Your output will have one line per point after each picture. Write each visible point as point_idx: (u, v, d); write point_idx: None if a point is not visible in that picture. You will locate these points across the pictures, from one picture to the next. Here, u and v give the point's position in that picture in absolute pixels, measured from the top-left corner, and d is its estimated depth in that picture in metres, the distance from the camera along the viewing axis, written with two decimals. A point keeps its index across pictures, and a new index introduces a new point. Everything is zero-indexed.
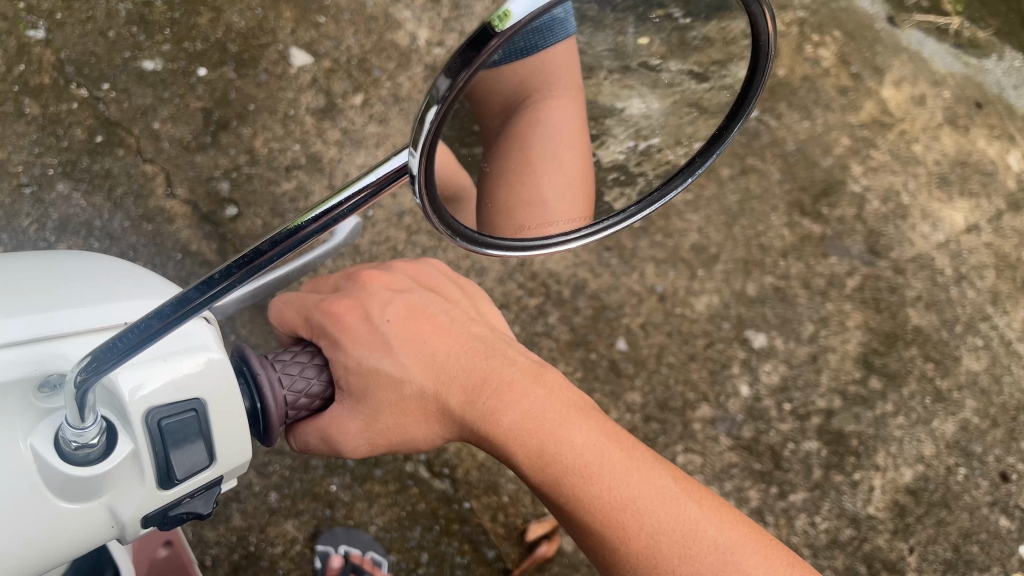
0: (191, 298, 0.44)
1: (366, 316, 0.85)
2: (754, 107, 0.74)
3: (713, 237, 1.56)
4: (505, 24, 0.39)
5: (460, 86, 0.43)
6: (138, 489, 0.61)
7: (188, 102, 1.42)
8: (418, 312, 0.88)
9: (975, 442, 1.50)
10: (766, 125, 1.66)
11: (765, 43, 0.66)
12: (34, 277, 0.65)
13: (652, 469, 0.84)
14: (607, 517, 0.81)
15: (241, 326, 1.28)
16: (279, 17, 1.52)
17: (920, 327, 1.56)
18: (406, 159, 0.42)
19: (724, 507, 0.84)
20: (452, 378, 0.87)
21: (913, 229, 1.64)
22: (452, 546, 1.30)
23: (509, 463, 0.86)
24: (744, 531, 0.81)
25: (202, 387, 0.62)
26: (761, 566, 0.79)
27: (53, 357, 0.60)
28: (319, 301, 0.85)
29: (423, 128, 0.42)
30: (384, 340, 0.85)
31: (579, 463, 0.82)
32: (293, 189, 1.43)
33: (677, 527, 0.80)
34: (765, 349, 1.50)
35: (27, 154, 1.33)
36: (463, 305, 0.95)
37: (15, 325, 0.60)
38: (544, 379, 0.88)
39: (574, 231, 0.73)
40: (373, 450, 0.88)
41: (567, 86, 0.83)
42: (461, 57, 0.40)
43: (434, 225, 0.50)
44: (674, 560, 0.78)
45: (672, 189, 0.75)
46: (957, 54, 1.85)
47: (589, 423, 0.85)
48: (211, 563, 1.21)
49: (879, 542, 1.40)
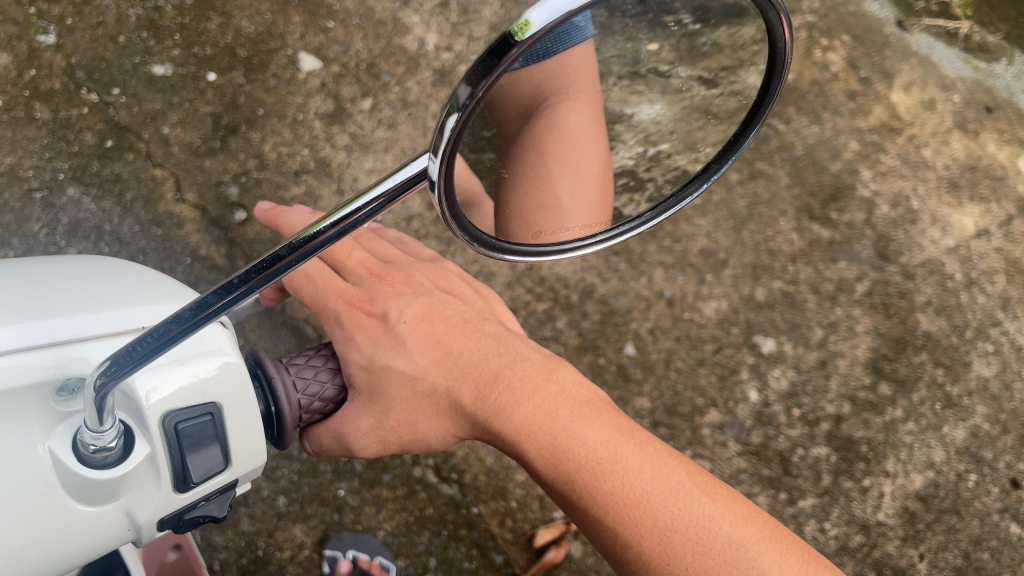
0: (210, 303, 0.44)
1: (383, 316, 0.88)
2: (769, 114, 0.72)
3: (722, 241, 1.56)
4: (526, 33, 0.38)
5: (481, 94, 0.42)
6: (154, 492, 0.61)
7: (198, 106, 1.42)
8: (433, 312, 0.91)
9: (985, 448, 1.49)
10: (775, 129, 1.66)
11: (781, 51, 0.65)
12: (44, 281, 0.64)
13: (665, 465, 0.83)
14: (620, 514, 0.79)
15: (249, 331, 1.29)
16: (288, 22, 1.53)
17: (930, 332, 1.56)
18: (426, 164, 0.42)
19: (741, 504, 0.81)
20: (464, 374, 0.87)
21: (923, 234, 1.63)
22: (459, 551, 1.30)
23: (522, 460, 0.86)
24: (762, 528, 0.79)
25: (218, 391, 0.62)
26: (779, 565, 0.76)
27: (70, 361, 0.59)
28: (340, 293, 0.88)
29: (444, 135, 0.42)
30: (399, 338, 0.87)
31: (591, 458, 0.82)
32: (302, 193, 1.44)
33: (689, 523, 0.78)
34: (774, 354, 1.49)
35: (37, 158, 1.33)
36: (479, 308, 0.96)
37: (32, 328, 0.59)
38: (557, 374, 0.88)
39: (589, 236, 0.72)
40: (387, 449, 0.89)
41: (582, 92, 0.83)
42: (482, 65, 0.40)
43: (453, 231, 0.50)
44: (687, 557, 0.76)
45: (688, 195, 0.74)
46: (967, 58, 1.84)
47: (602, 419, 0.84)
48: (219, 567, 1.21)
49: (888, 549, 1.40)
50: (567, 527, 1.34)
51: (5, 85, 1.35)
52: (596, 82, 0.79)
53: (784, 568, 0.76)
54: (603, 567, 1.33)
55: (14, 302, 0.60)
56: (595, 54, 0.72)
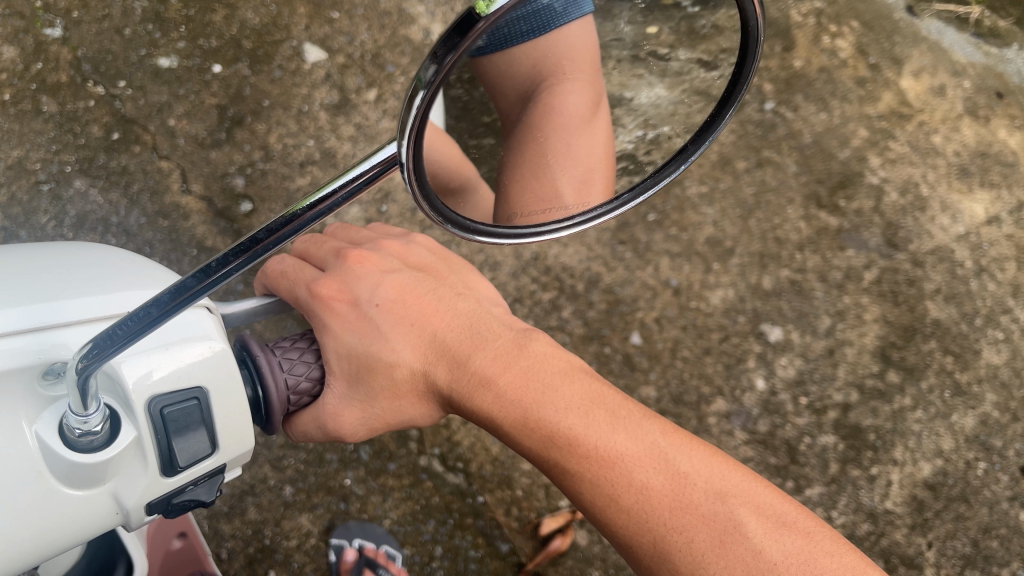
0: (188, 286, 0.44)
1: (354, 300, 0.86)
2: (745, 93, 0.71)
3: (729, 230, 1.55)
4: (490, 8, 0.39)
5: (448, 72, 0.41)
6: (141, 476, 0.61)
7: (203, 98, 1.43)
8: (405, 290, 0.89)
9: (994, 436, 1.49)
10: (782, 117, 1.65)
11: (754, 28, 0.63)
12: (32, 267, 0.64)
13: (641, 425, 0.82)
14: (596, 475, 0.79)
15: (256, 321, 1.30)
16: (293, 13, 1.53)
17: (940, 320, 1.55)
18: (395, 149, 0.41)
19: (719, 458, 0.81)
20: (439, 354, 0.87)
21: (933, 222, 1.62)
22: (466, 540, 1.30)
23: (500, 433, 0.86)
24: (739, 481, 0.78)
25: (204, 376, 0.63)
26: (757, 514, 0.75)
27: (54, 346, 0.59)
28: (310, 281, 0.86)
29: (411, 113, 0.41)
30: (372, 322, 0.85)
31: (566, 429, 0.81)
32: (307, 184, 1.44)
33: (665, 482, 0.78)
34: (782, 343, 1.49)
35: (44, 151, 1.34)
36: (451, 281, 0.94)
37: (15, 314, 0.59)
38: (530, 346, 0.87)
39: (568, 219, 0.72)
40: (372, 431, 0.89)
41: (579, 66, 0.83)
42: (446, 42, 0.40)
43: (425, 212, 0.49)
44: (665, 514, 0.76)
45: (667, 173, 0.73)
46: (978, 44, 1.82)
47: (575, 388, 0.84)
48: (226, 556, 1.22)
49: (897, 537, 1.39)
50: (573, 515, 1.34)
51: (12, 78, 1.36)
52: (595, 47, 0.78)
53: (762, 516, 0.75)
54: (609, 556, 1.34)
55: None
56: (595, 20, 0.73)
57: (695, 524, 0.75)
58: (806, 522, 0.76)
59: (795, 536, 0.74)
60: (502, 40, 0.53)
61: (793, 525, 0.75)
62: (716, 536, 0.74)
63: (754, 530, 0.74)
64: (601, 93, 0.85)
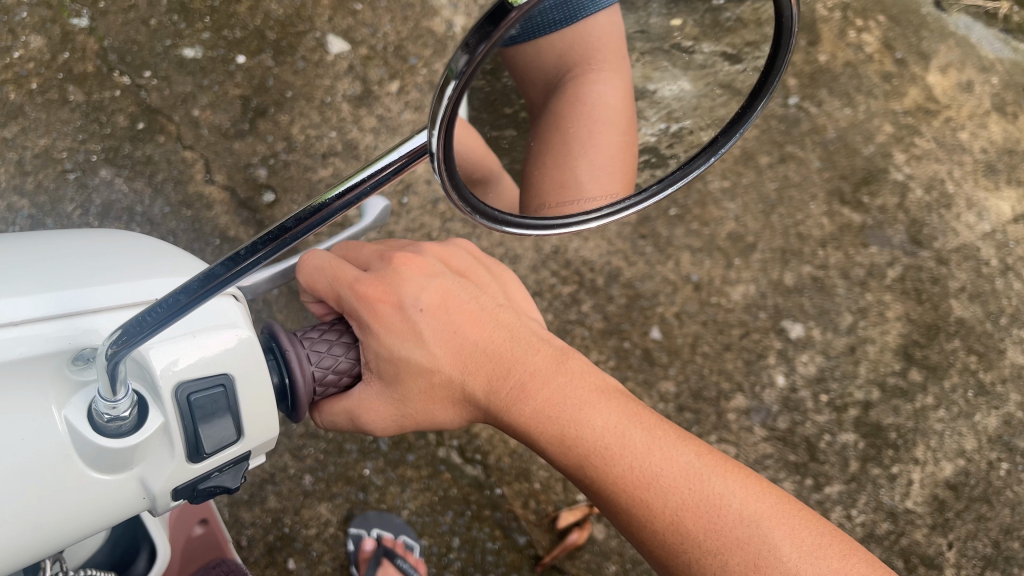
0: (217, 274, 0.44)
1: (399, 303, 0.83)
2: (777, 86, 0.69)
3: (751, 226, 1.54)
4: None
5: (479, 62, 0.41)
6: (168, 462, 0.62)
7: (227, 89, 1.44)
8: (450, 297, 0.87)
9: (1018, 437, 1.47)
10: (807, 112, 1.64)
11: (787, 18, 0.62)
12: (62, 254, 0.65)
13: (675, 446, 0.82)
14: (631, 496, 0.80)
15: (278, 311, 1.31)
16: (316, 4, 1.53)
17: (964, 318, 1.53)
18: (426, 139, 0.42)
19: (753, 479, 0.81)
20: (478, 364, 0.87)
21: (958, 219, 1.60)
22: (483, 532, 1.31)
23: (535, 446, 0.86)
24: (773, 503, 0.78)
25: (231, 363, 0.63)
26: (792, 539, 0.75)
27: (83, 332, 0.60)
28: (356, 281, 0.82)
29: (442, 103, 0.41)
30: (416, 330, 0.84)
31: (603, 448, 0.81)
32: (329, 175, 1.44)
33: (699, 502, 0.78)
34: (802, 340, 1.48)
35: (71, 140, 1.35)
36: (492, 289, 0.93)
37: (45, 300, 0.60)
38: (567, 366, 0.87)
39: (594, 211, 0.71)
40: (401, 429, 0.89)
41: (605, 56, 0.83)
42: (479, 31, 0.40)
43: (454, 203, 0.48)
44: (699, 535, 0.77)
45: (695, 166, 0.72)
46: (1006, 40, 1.79)
47: (613, 407, 0.84)
48: (246, 543, 1.23)
49: (916, 537, 1.38)
50: (590, 509, 1.34)
51: (39, 67, 1.37)
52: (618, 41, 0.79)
53: (796, 540, 0.75)
54: (626, 550, 1.34)
55: (30, 273, 0.61)
56: (620, 10, 0.73)
57: (729, 547, 0.75)
58: (839, 550, 0.76)
59: (829, 560, 0.75)
60: (527, 34, 0.53)
61: (826, 549, 0.76)
62: (750, 560, 0.74)
63: (788, 554, 0.74)
64: (627, 82, 0.86)
